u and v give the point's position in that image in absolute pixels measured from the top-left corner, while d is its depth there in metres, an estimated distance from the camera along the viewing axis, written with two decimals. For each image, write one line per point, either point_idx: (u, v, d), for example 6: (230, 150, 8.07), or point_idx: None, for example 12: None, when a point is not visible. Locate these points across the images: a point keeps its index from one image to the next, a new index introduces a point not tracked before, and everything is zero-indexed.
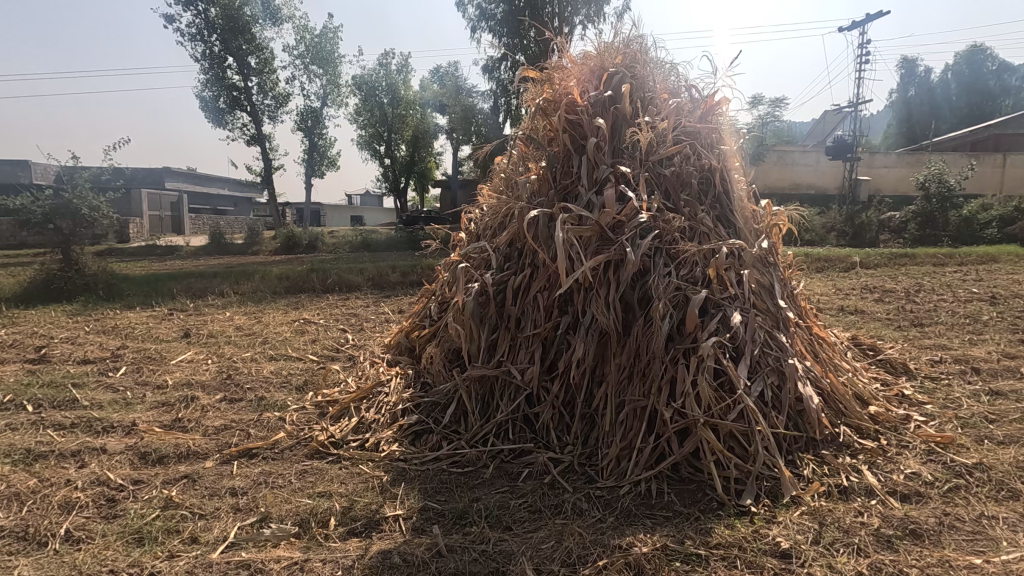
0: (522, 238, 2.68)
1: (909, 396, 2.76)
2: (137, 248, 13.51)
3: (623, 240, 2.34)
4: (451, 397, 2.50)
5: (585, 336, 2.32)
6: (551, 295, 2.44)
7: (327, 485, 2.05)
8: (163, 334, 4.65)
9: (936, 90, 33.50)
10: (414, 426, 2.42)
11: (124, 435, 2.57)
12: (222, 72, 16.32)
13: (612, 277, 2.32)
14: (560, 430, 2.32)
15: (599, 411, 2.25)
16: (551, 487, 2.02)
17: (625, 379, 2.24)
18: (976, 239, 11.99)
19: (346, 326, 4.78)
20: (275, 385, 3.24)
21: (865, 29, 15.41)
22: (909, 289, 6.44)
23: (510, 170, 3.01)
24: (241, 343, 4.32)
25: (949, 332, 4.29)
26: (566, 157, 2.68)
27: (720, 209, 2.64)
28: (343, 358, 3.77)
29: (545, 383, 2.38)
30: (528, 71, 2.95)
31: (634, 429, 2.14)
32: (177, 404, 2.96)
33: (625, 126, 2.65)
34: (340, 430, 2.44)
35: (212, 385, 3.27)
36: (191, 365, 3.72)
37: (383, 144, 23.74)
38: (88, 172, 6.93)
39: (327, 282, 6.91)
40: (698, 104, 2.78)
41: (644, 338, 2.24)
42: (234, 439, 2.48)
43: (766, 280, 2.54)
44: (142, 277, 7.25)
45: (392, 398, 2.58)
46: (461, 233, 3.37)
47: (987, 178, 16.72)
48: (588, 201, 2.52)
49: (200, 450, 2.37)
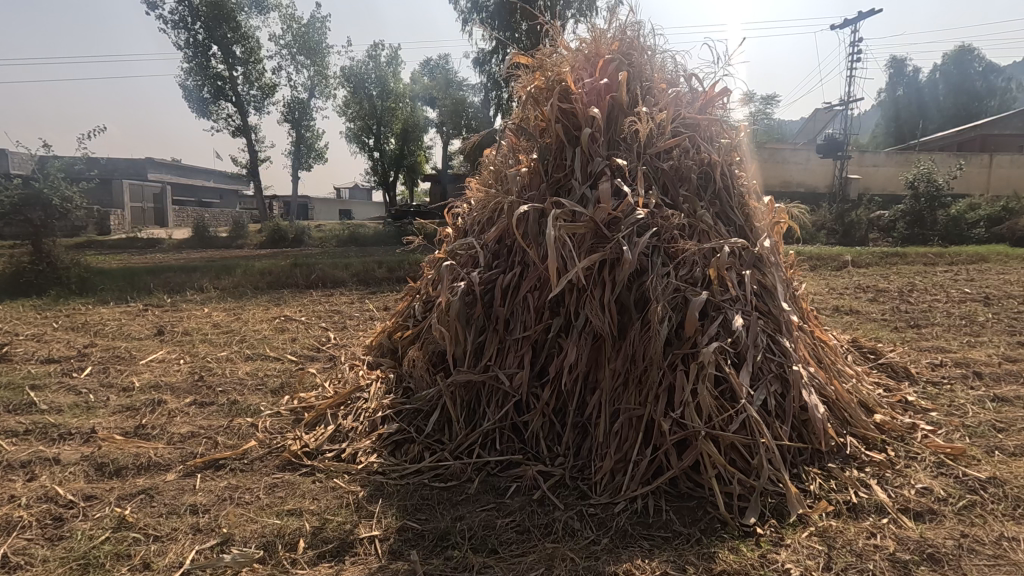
0: (511, 235, 2.52)
1: (914, 403, 2.65)
2: (117, 240, 13.18)
3: (619, 237, 2.18)
4: (434, 404, 2.34)
5: (578, 339, 2.17)
6: (542, 295, 2.30)
7: (297, 502, 1.88)
8: (136, 331, 4.44)
9: (924, 91, 33.78)
10: (394, 435, 2.25)
11: (81, 443, 2.38)
12: (207, 61, 15.96)
13: (607, 278, 2.17)
14: (551, 440, 2.17)
15: (593, 420, 2.11)
16: (541, 504, 1.87)
17: (619, 386, 2.10)
18: (964, 239, 12.03)
19: (328, 324, 4.60)
20: (249, 387, 3.06)
21: (856, 27, 15.39)
22: (902, 289, 6.38)
23: (499, 162, 2.86)
24: (217, 342, 4.13)
25: (947, 334, 4.20)
26: (559, 150, 2.52)
27: (720, 206, 2.51)
28: (323, 359, 3.59)
29: (535, 389, 2.24)
30: (518, 56, 2.78)
31: (629, 440, 2.00)
32: (142, 409, 2.77)
33: (622, 116, 2.49)
34: (314, 439, 2.28)
35: (182, 387, 3.09)
36: (162, 365, 3.53)
37: (372, 136, 23.25)
38: (61, 160, 6.66)
39: (310, 277, 6.70)
40: (698, 95, 2.66)
41: (641, 343, 2.09)
42: (201, 448, 2.31)
43: (769, 281, 2.42)
44: (118, 270, 6.99)
45: (371, 405, 2.41)
46: (448, 229, 3.20)
47: (975, 178, 16.82)
48: (582, 195, 2.37)
49: (162, 461, 2.19)
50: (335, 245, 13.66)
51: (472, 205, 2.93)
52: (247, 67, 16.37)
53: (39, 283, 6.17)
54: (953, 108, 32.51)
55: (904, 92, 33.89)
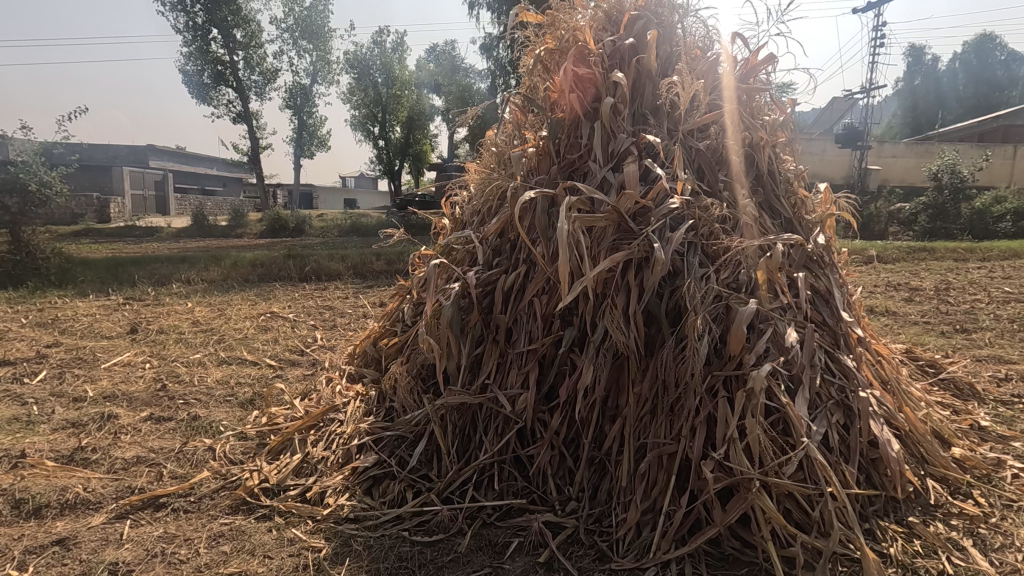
0: (515, 228, 2.11)
1: (989, 430, 2.24)
2: (113, 228, 12.87)
3: (648, 231, 1.75)
4: (421, 430, 1.94)
5: (595, 357, 1.77)
6: (551, 302, 1.90)
7: (242, 563, 1.50)
8: (108, 329, 4.09)
9: (942, 80, 32.91)
10: (372, 469, 1.86)
11: (4, 471, 2.01)
12: (206, 45, 15.53)
13: (634, 282, 1.76)
14: (560, 478, 1.79)
15: (613, 456, 1.72)
16: (549, 570, 1.49)
17: (646, 416, 1.72)
18: (990, 233, 11.58)
19: (317, 323, 4.23)
20: (217, 399, 2.69)
21: (879, 11, 14.73)
22: (938, 287, 5.91)
23: (503, 142, 2.44)
24: (192, 342, 3.76)
25: (1002, 340, 3.76)
26: (573, 125, 2.10)
27: (763, 193, 2.14)
28: (305, 365, 3.20)
29: (542, 415, 1.85)
30: (525, 14, 2.34)
31: (658, 484, 1.62)
32: (88, 426, 2.40)
33: (651, 84, 2.06)
34: (276, 471, 1.90)
35: (140, 398, 2.71)
36: (125, 370, 3.16)
37: (377, 125, 22.49)
38: (40, 144, 6.29)
39: (303, 269, 6.32)
40: (741, 61, 2.21)
41: (673, 364, 1.70)
42: (142, 480, 1.93)
43: (822, 285, 2.03)
44: (102, 261, 6.64)
45: (346, 429, 2.02)
46: (443, 220, 2.81)
47: (998, 171, 16.19)
48: (602, 179, 1.94)
49: (91, 498, 1.82)
50: (336, 235, 13.34)
51: (472, 192, 2.54)
52: (248, 52, 15.95)
53: (18, 273, 5.84)
54: (972, 99, 31.55)
55: (922, 81, 32.92)
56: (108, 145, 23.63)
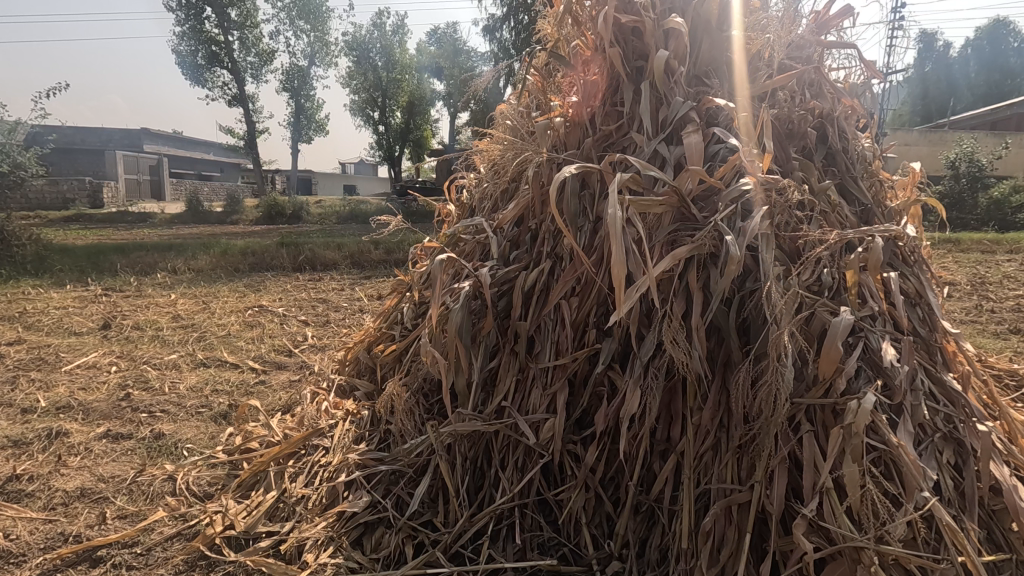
0: (536, 215, 1.74)
1: None
2: (106, 213, 12.45)
3: (716, 219, 1.37)
4: (424, 463, 1.59)
5: (642, 379, 1.39)
6: (584, 307, 1.53)
7: None
8: (78, 324, 3.71)
9: (954, 67, 32.36)
10: (363, 514, 1.50)
11: None
12: (200, 25, 14.99)
13: (695, 284, 1.37)
14: (597, 527, 1.44)
15: (666, 502, 1.37)
16: None
17: (707, 453, 1.36)
18: (1009, 224, 11.06)
19: (308, 318, 3.86)
20: (187, 411, 2.33)
21: None
22: (975, 281, 5.53)
23: (521, 113, 2.04)
24: (168, 340, 3.38)
25: None
26: (612, 88, 1.72)
27: (838, 174, 1.77)
28: (292, 369, 2.83)
29: (573, 448, 1.49)
30: None
31: (727, 545, 1.26)
32: (31, 447, 2.04)
33: (711, 36, 1.66)
34: (245, 514, 1.55)
35: (98, 410, 2.34)
36: (86, 375, 2.79)
37: (377, 110, 21.95)
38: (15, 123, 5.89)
39: (297, 258, 5.92)
40: (811, 14, 1.84)
41: (746, 391, 1.32)
42: (81, 523, 1.57)
43: (914, 286, 1.65)
44: (84, 248, 6.25)
45: (332, 460, 1.66)
46: (449, 207, 2.43)
47: (1017, 159, 15.74)
48: (653, 152, 1.57)
49: (12, 551, 1.46)
50: (335, 222, 12.97)
51: (483, 172, 2.15)
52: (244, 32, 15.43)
53: None
54: (984, 86, 30.96)
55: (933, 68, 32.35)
56: (101, 129, 23.09)
